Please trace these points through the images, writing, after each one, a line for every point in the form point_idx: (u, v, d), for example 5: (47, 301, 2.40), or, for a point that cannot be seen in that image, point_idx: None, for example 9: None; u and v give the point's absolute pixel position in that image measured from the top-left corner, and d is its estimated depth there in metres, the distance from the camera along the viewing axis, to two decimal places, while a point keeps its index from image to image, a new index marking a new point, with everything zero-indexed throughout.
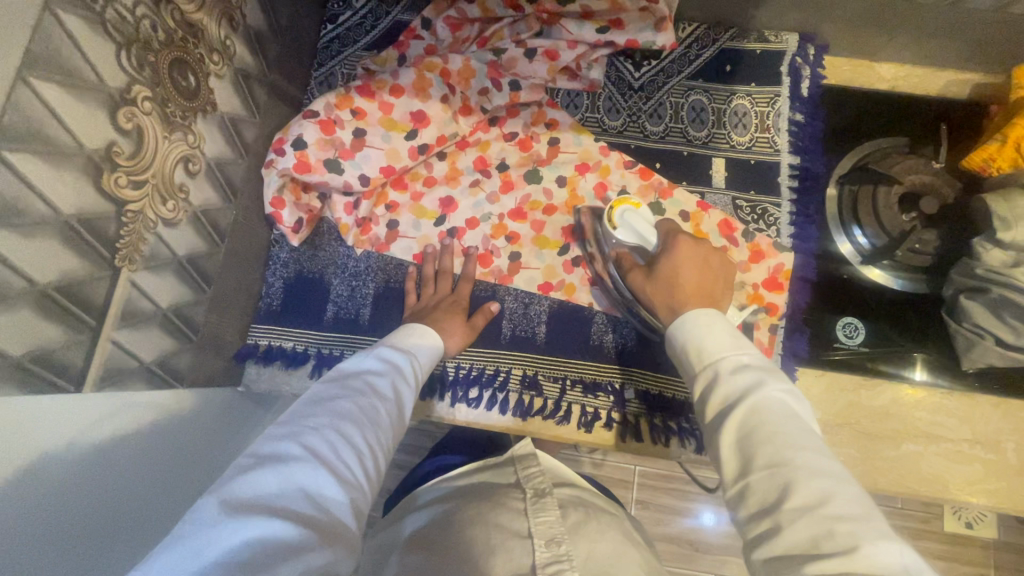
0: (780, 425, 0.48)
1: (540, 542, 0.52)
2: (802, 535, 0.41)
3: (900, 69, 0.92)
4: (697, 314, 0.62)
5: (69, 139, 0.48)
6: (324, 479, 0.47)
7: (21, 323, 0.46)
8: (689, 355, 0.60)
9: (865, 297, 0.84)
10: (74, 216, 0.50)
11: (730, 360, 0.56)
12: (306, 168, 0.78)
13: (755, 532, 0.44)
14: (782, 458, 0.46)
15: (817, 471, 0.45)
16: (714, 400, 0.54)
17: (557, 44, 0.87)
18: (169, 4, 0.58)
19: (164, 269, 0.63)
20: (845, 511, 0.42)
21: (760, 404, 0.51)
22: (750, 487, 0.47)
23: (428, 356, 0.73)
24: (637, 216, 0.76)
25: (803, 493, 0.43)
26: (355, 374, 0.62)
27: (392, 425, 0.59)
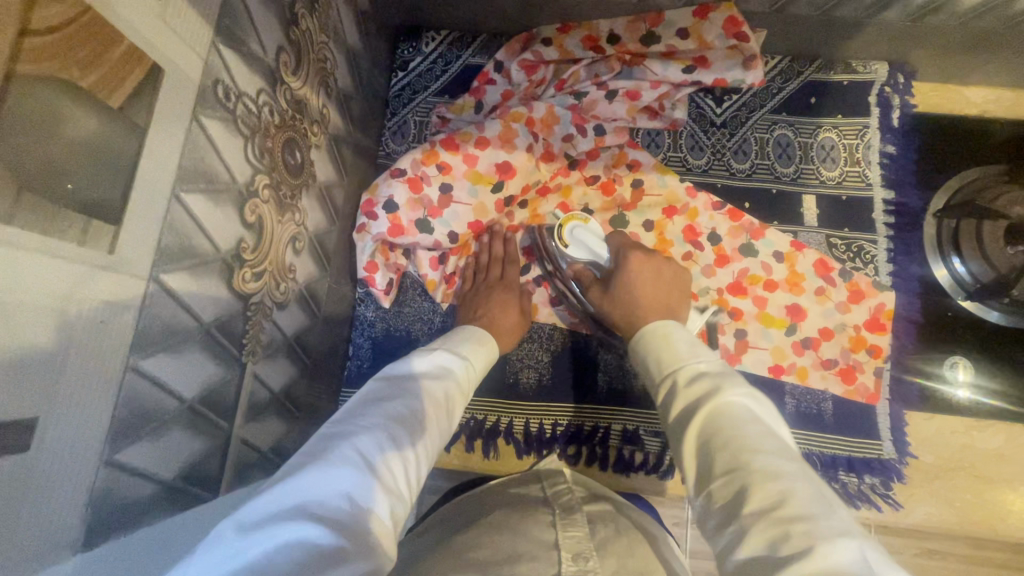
0: (738, 429, 0.46)
1: (567, 556, 0.47)
2: (760, 540, 0.37)
3: (992, 93, 0.88)
4: (658, 327, 0.62)
5: (209, 245, 0.46)
6: (369, 485, 0.42)
7: (173, 443, 0.44)
8: (651, 374, 0.59)
9: (970, 335, 0.82)
10: (213, 323, 0.48)
11: (688, 369, 0.55)
12: (399, 231, 0.78)
13: (720, 545, 0.41)
14: (738, 462, 0.43)
15: (774, 469, 0.41)
16: (671, 412, 0.53)
17: (639, 84, 0.84)
18: (282, 85, 0.55)
19: (277, 353, 0.61)
20: (805, 510, 0.38)
21: (716, 409, 0.48)
22: (711, 497, 0.43)
23: (478, 363, 0.68)
24: (587, 231, 0.77)
25: (760, 495, 0.39)
26: (407, 376, 0.57)
27: (438, 436, 0.54)
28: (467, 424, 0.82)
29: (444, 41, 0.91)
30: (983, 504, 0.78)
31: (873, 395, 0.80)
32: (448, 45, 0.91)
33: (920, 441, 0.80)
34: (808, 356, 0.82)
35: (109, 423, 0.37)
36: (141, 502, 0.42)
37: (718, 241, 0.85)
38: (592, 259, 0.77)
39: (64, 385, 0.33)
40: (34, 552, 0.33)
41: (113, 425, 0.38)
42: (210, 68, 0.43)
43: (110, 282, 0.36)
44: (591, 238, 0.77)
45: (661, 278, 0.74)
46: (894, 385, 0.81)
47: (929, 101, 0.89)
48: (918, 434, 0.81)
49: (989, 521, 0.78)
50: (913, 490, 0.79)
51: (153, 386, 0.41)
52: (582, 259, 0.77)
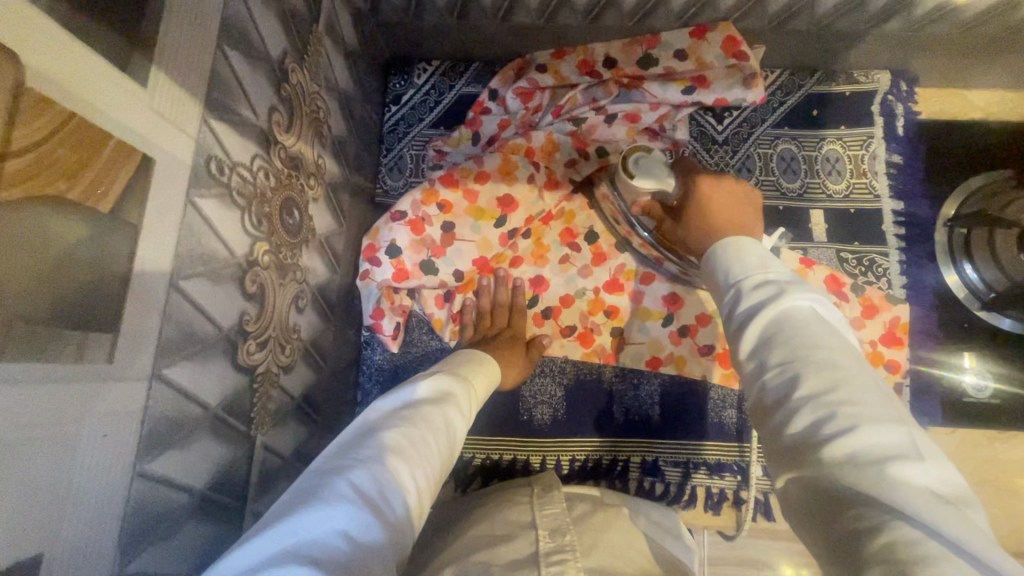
0: (802, 328, 0.43)
1: (545, 533, 0.50)
2: (806, 422, 0.37)
3: (994, 95, 0.87)
4: (727, 241, 0.55)
5: (211, 327, 0.44)
6: (366, 520, 0.41)
7: (186, 538, 0.43)
8: (716, 284, 0.54)
9: (987, 345, 0.81)
10: (219, 405, 0.46)
11: (757, 278, 0.50)
12: (404, 275, 0.76)
13: (767, 424, 0.41)
14: (796, 355, 0.41)
15: (832, 361, 0.40)
16: (735, 317, 0.48)
17: (638, 106, 0.83)
18: (276, 145, 0.53)
19: (285, 417, 0.59)
20: (856, 396, 0.37)
21: (785, 313, 0.45)
22: (764, 386, 0.42)
23: (481, 382, 0.67)
24: (652, 160, 0.70)
25: (813, 382, 0.39)
26: (408, 404, 0.56)
27: (441, 462, 0.53)
28: (483, 464, 0.80)
29: (436, 72, 0.90)
30: (1010, 517, 0.77)
31: None
32: (440, 76, 0.89)
33: (945, 455, 0.79)
34: None
35: (117, 537, 0.35)
36: None
37: None
38: (657, 190, 0.70)
39: (66, 508, 0.31)
40: None
41: (122, 537, 0.36)
42: (203, 145, 0.42)
43: (111, 392, 0.34)
44: (658, 165, 0.70)
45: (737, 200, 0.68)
46: (916, 401, 0.80)
47: (932, 108, 0.87)
48: (942, 449, 0.79)
49: (1019, 534, 0.77)
50: None
51: (163, 487, 0.39)
52: (647, 189, 0.70)
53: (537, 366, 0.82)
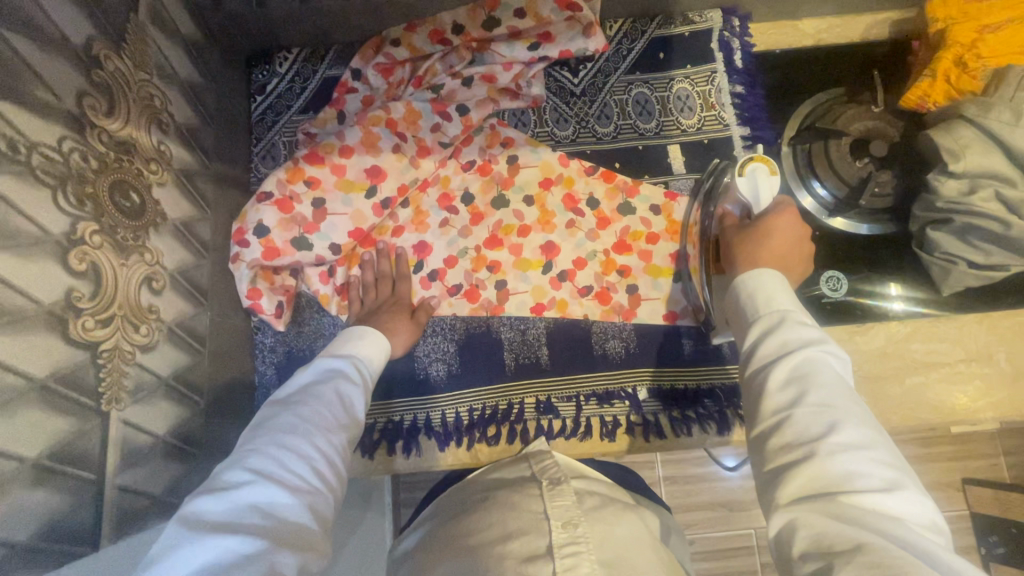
0: (837, 378, 0.47)
1: (558, 524, 0.53)
2: (836, 469, 0.42)
3: (823, 21, 0.93)
4: (769, 272, 0.58)
5: (25, 301, 0.46)
6: (275, 493, 0.47)
7: (23, 505, 0.44)
8: (746, 310, 0.57)
9: (837, 247, 0.89)
10: (50, 377, 0.47)
11: (794, 312, 0.53)
12: (274, 253, 0.79)
13: (783, 461, 0.44)
14: (834, 401, 0.45)
15: (865, 419, 0.45)
16: (767, 342, 0.51)
17: (492, 67, 0.87)
18: (93, 129, 0.55)
19: (152, 396, 0.61)
20: (883, 456, 0.43)
21: (822, 355, 0.49)
22: (791, 419, 0.46)
23: (374, 353, 0.71)
24: (765, 179, 0.77)
25: (847, 432, 0.43)
26: (301, 390, 0.59)
27: (342, 425, 0.58)
28: (387, 427, 0.83)
29: (298, 58, 0.91)
30: (876, 402, 0.83)
31: None
32: (302, 62, 0.91)
33: None
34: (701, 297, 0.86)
35: None
36: None
37: (597, 205, 0.89)
38: (746, 199, 0.77)
39: None
40: None
41: None
42: None
43: None
44: (766, 183, 0.76)
45: (800, 244, 0.68)
46: None
47: (768, 39, 0.94)
48: None
49: (888, 416, 0.82)
50: None
51: None
52: (741, 192, 0.77)
53: (429, 328, 0.85)
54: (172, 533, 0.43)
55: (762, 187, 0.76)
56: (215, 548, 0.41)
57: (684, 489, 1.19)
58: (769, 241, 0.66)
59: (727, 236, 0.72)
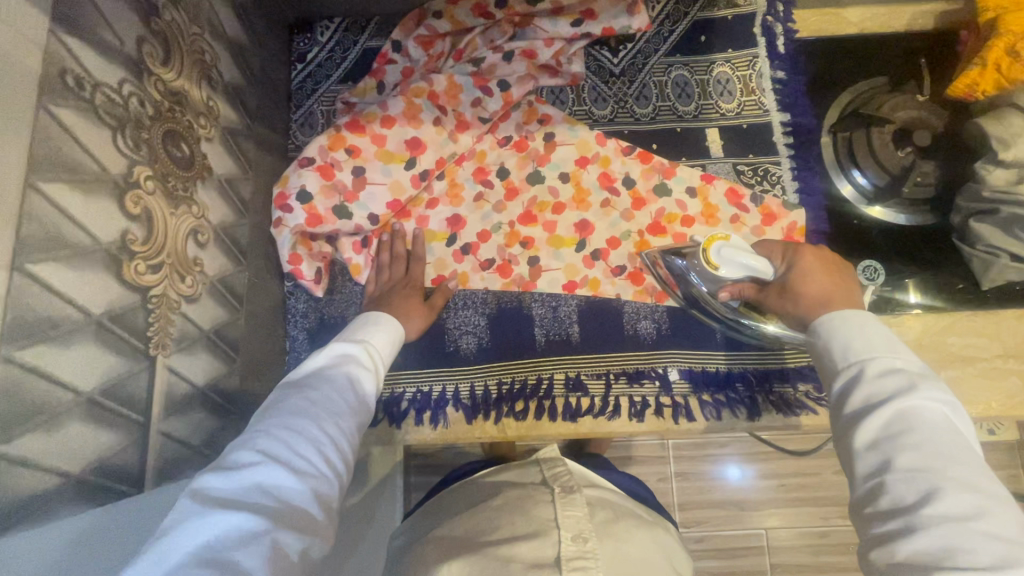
0: (934, 437, 0.45)
1: (568, 536, 0.55)
2: (937, 542, 0.39)
3: (868, 9, 0.92)
4: (845, 313, 0.57)
5: (84, 236, 0.46)
6: (278, 474, 0.46)
7: (77, 437, 0.45)
8: (826, 360, 0.56)
9: (871, 237, 0.87)
10: (105, 313, 0.47)
11: (876, 361, 0.51)
12: (317, 220, 0.79)
13: (878, 533, 0.43)
14: (930, 465, 0.43)
15: (971, 486, 0.42)
16: (851, 398, 0.50)
17: (533, 43, 0.87)
18: (151, 76, 0.55)
19: (194, 347, 0.61)
20: (998, 530, 0.39)
21: (913, 409, 0.47)
22: (884, 487, 0.44)
23: (385, 340, 0.70)
24: (733, 247, 0.71)
25: (949, 502, 0.41)
26: (312, 373, 0.59)
27: (352, 409, 0.57)
28: (416, 396, 0.83)
29: (339, 28, 0.92)
30: None
31: None
32: (344, 32, 0.92)
33: None
34: None
35: None
36: (43, 496, 0.41)
37: (633, 184, 0.88)
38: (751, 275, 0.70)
39: None
40: None
41: None
42: (54, 56, 0.43)
43: None
44: (738, 253, 0.70)
45: (834, 269, 0.67)
46: None
47: (811, 26, 0.93)
48: None
49: None
50: None
51: (38, 379, 0.41)
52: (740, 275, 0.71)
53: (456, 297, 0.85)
54: (179, 507, 0.43)
55: (744, 256, 0.70)
56: (213, 526, 0.41)
57: (697, 486, 1.17)
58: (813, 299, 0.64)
59: (775, 309, 0.69)
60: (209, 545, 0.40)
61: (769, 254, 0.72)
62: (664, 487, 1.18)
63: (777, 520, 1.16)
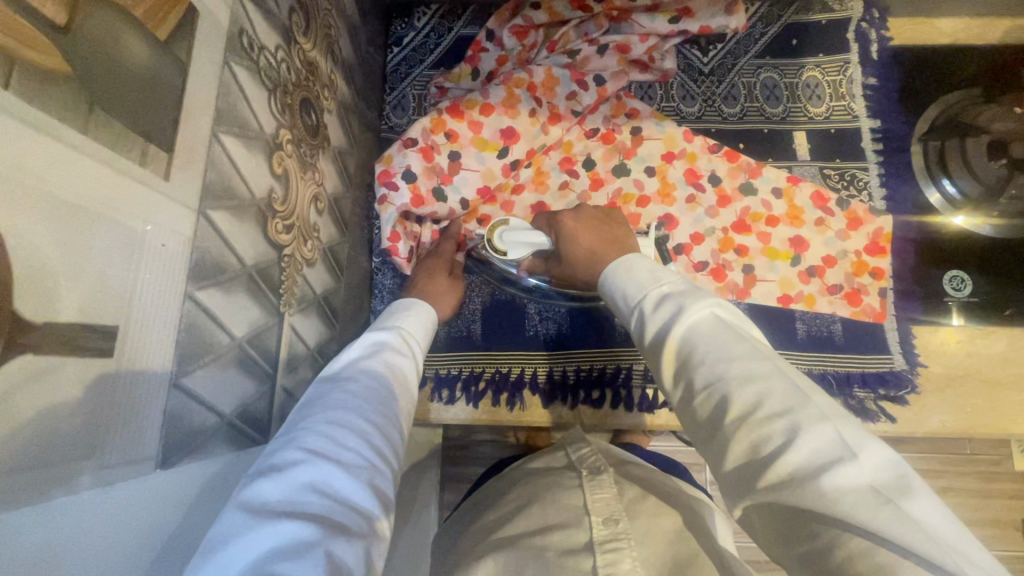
0: (710, 343, 0.44)
1: (598, 520, 0.54)
2: (741, 447, 0.38)
3: (965, 21, 0.92)
4: (625, 262, 0.58)
5: (245, 190, 0.48)
6: (333, 470, 0.42)
7: (231, 380, 0.47)
8: (621, 309, 0.56)
9: (955, 249, 0.86)
10: (254, 266, 0.49)
11: (652, 295, 0.52)
12: (420, 202, 0.81)
13: (714, 461, 0.41)
14: (712, 372, 0.42)
15: (749, 372, 0.41)
16: (647, 344, 0.50)
17: (628, 38, 0.88)
18: (296, 45, 0.57)
19: (309, 310, 0.63)
20: (779, 405, 0.38)
21: (688, 326, 0.47)
22: (698, 412, 0.43)
23: (415, 330, 0.67)
24: (511, 230, 0.77)
25: (738, 401, 0.40)
26: (345, 366, 0.55)
27: (390, 402, 0.53)
28: (493, 377, 0.85)
29: (435, 15, 0.94)
30: (992, 408, 0.79)
31: (880, 314, 0.84)
32: (439, 19, 0.94)
33: (928, 350, 0.82)
34: (815, 283, 0.85)
35: (175, 347, 0.39)
36: (205, 432, 0.43)
37: (719, 182, 0.88)
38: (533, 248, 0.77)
39: (137, 296, 0.35)
40: (128, 459, 0.35)
41: (180, 347, 0.39)
42: (235, 16, 0.46)
43: (164, 206, 0.37)
44: (519, 234, 0.77)
45: (596, 221, 0.74)
46: (900, 303, 0.84)
47: (904, 35, 0.93)
48: (925, 347, 0.83)
49: (1004, 424, 0.79)
50: (923, 400, 0.81)
51: (209, 319, 0.43)
52: (524, 254, 0.77)
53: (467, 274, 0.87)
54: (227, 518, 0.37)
55: (520, 234, 0.76)
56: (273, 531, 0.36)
57: None
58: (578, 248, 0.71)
59: (561, 275, 0.76)
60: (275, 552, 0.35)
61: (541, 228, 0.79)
62: None
63: None
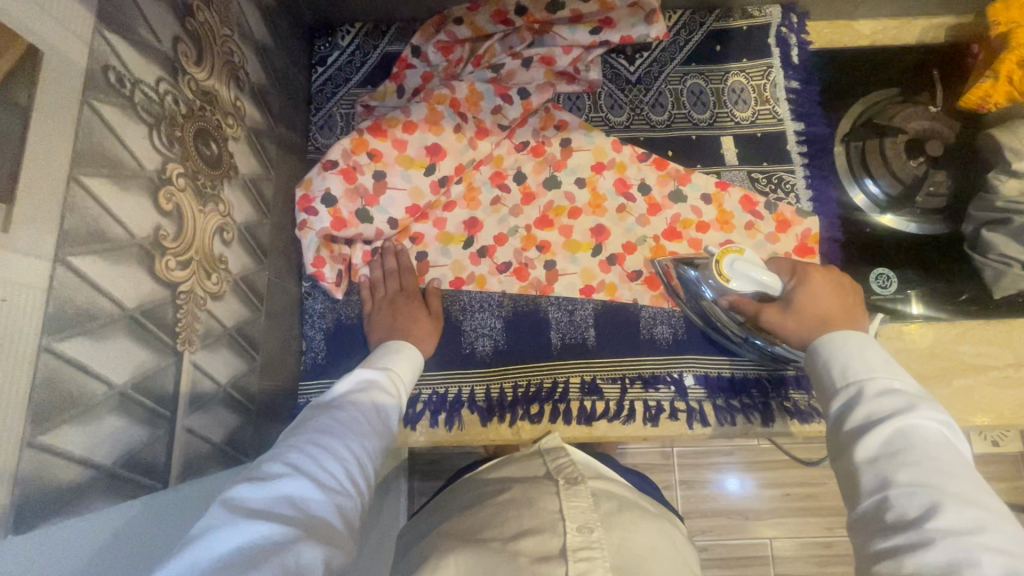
0: (936, 455, 0.44)
1: (573, 526, 0.51)
2: (940, 557, 0.38)
3: (881, 22, 0.94)
4: (846, 336, 0.57)
5: (121, 231, 0.46)
6: (307, 487, 0.44)
7: (109, 430, 0.45)
8: (826, 377, 0.56)
9: (884, 246, 0.87)
10: (138, 308, 0.48)
11: (877, 380, 0.52)
12: (342, 224, 0.80)
13: (885, 545, 0.41)
14: (929, 480, 0.43)
15: (970, 501, 0.41)
16: (850, 415, 0.50)
17: (552, 50, 0.88)
18: (185, 75, 0.56)
19: (218, 345, 0.61)
20: (1002, 547, 0.39)
21: (911, 428, 0.46)
22: (886, 500, 0.43)
23: (406, 367, 0.68)
24: (747, 262, 0.70)
25: (953, 518, 0.40)
26: (337, 393, 0.57)
27: (376, 432, 0.55)
28: (431, 399, 0.83)
29: (359, 33, 0.93)
30: None
31: None
32: (364, 36, 0.93)
33: None
34: None
35: (28, 404, 0.37)
36: (77, 488, 0.41)
37: (649, 190, 0.89)
38: (760, 290, 0.70)
39: None
40: None
41: (34, 404, 0.38)
42: (98, 54, 0.44)
43: (5, 259, 0.35)
44: (756, 271, 0.69)
45: (840, 288, 0.68)
46: None
47: (823, 37, 0.95)
48: None
49: None
50: None
51: (76, 370, 0.41)
52: (749, 291, 0.70)
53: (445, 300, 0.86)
54: (207, 516, 0.40)
55: (755, 269, 0.69)
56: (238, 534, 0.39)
57: (704, 495, 1.17)
58: (805, 308, 0.65)
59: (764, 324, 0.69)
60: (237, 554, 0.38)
61: (777, 271, 0.72)
62: (669, 496, 1.17)
63: (784, 530, 1.15)
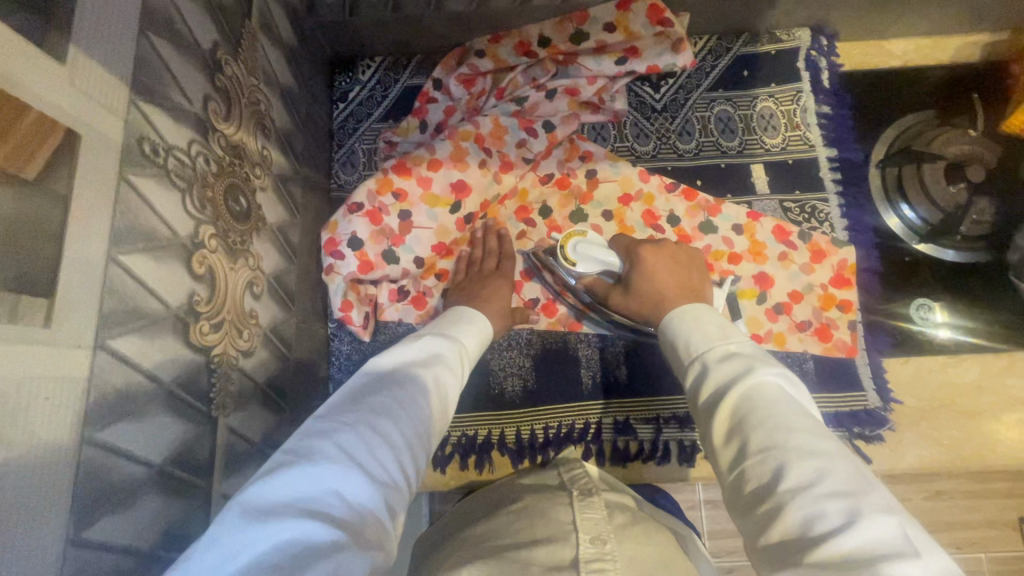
0: (773, 406, 0.43)
1: (585, 538, 0.47)
2: (794, 519, 0.37)
3: (915, 42, 0.91)
4: (682, 311, 0.57)
5: (158, 305, 0.45)
6: (354, 477, 0.39)
7: (147, 512, 0.44)
8: (676, 356, 0.55)
9: (922, 273, 0.84)
10: (174, 382, 0.46)
11: (715, 349, 0.51)
12: (368, 267, 0.79)
13: (754, 524, 0.40)
14: (776, 440, 0.41)
15: (816, 448, 0.40)
16: (701, 393, 0.49)
17: (576, 81, 0.86)
18: (215, 132, 0.55)
19: (250, 402, 0.60)
20: (842, 486, 0.38)
21: (751, 387, 0.46)
22: (744, 474, 0.42)
23: (470, 346, 0.63)
24: (590, 244, 0.72)
25: (799, 474, 0.38)
26: (396, 366, 0.52)
27: (432, 419, 0.50)
28: (461, 441, 0.82)
29: (380, 67, 0.92)
30: (971, 438, 0.78)
31: (851, 348, 0.82)
32: (385, 71, 0.92)
33: (901, 382, 0.81)
34: (783, 321, 0.83)
35: (70, 503, 0.36)
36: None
37: (677, 222, 0.87)
38: (604, 269, 0.73)
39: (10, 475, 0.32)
40: None
41: (76, 503, 0.36)
42: (132, 126, 0.43)
43: (49, 356, 0.34)
44: (598, 251, 0.72)
45: (676, 260, 0.72)
46: (869, 336, 0.83)
47: (854, 60, 0.92)
48: (898, 379, 0.82)
49: (981, 455, 0.77)
50: (901, 435, 0.79)
51: (117, 458, 0.40)
52: (594, 271, 0.73)
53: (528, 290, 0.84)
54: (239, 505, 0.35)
55: (598, 250, 0.71)
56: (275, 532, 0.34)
57: None
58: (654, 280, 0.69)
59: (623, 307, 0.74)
60: (274, 556, 0.33)
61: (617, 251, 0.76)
62: None
63: None
